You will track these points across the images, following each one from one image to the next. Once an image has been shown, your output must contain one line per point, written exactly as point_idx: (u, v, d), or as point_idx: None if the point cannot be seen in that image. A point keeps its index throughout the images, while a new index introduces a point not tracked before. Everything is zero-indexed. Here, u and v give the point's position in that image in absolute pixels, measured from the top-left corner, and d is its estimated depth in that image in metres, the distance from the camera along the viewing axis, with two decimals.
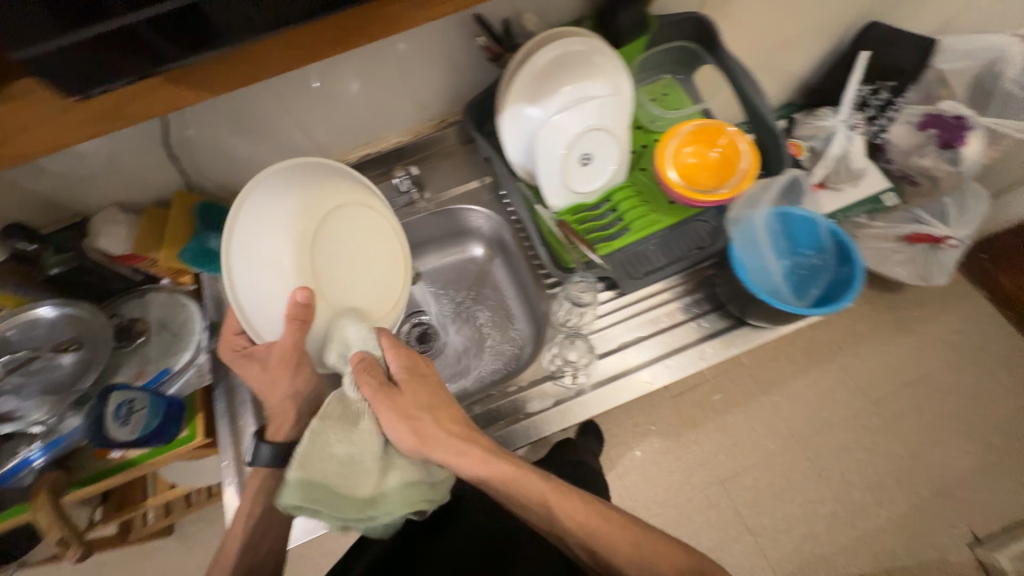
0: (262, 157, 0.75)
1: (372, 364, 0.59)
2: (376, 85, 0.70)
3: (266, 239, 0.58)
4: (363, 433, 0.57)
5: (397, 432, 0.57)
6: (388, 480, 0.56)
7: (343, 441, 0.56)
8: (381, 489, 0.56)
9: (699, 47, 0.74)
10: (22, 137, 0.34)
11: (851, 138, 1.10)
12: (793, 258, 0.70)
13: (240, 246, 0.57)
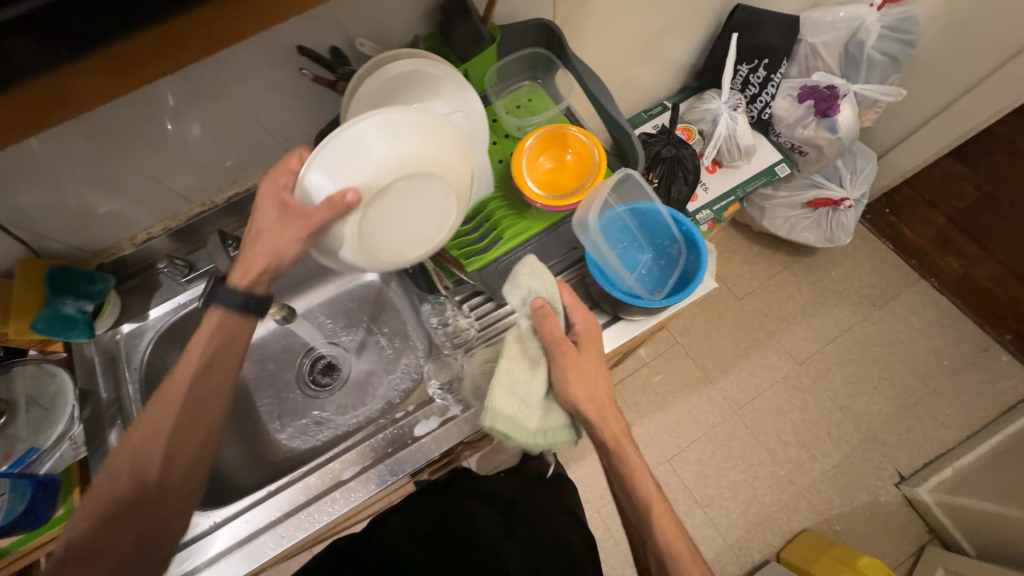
0: (114, 211, 0.72)
1: (553, 314, 0.63)
2: (219, 126, 0.68)
3: (388, 146, 0.54)
4: (539, 376, 0.64)
5: (576, 383, 0.65)
6: (553, 417, 0.66)
7: (525, 386, 0.64)
8: (550, 425, 0.66)
9: (549, 53, 0.75)
10: None
11: (734, 118, 1.14)
12: (653, 247, 0.69)
13: (351, 137, 0.53)
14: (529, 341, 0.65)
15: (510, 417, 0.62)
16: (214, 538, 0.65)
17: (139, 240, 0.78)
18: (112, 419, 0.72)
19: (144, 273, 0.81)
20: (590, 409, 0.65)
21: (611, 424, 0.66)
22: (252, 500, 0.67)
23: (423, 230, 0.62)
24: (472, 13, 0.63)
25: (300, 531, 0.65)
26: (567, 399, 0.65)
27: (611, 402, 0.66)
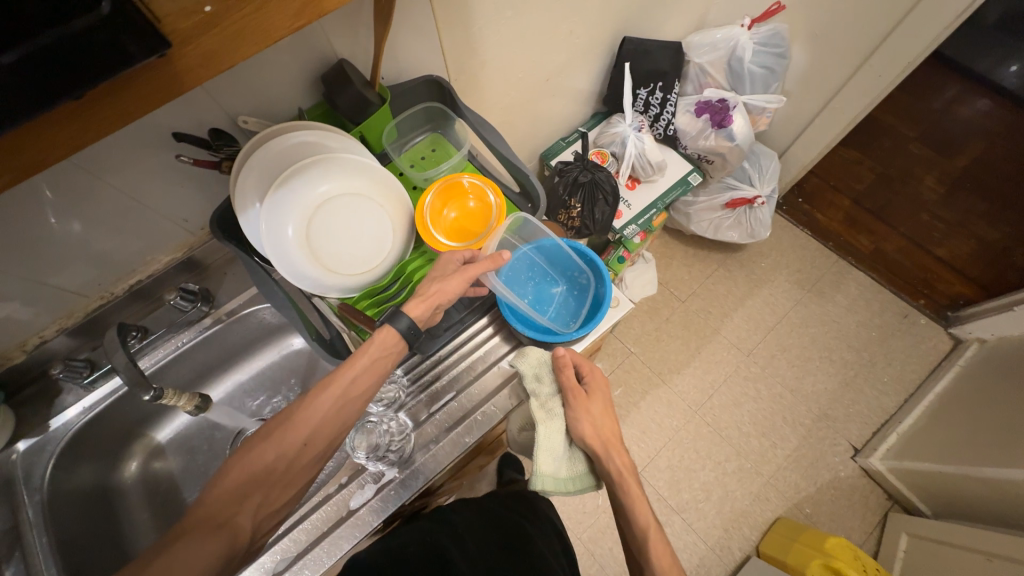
0: (0, 321, 0.66)
1: (562, 367, 0.68)
2: (109, 218, 0.65)
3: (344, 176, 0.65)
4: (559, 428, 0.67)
5: (587, 425, 0.67)
6: (578, 464, 0.68)
7: (550, 440, 0.66)
8: (575, 474, 0.67)
9: (442, 106, 0.78)
10: None
11: (641, 140, 1.22)
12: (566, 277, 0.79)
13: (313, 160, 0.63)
14: (550, 397, 0.68)
15: (542, 467, 0.65)
16: None
17: (31, 346, 0.72)
18: (5, 555, 0.64)
19: (45, 380, 0.75)
20: (602, 452, 0.67)
21: (621, 464, 0.66)
22: None
23: (364, 249, 0.67)
24: (353, 81, 0.65)
25: None
26: (583, 445, 0.67)
27: (617, 444, 0.68)
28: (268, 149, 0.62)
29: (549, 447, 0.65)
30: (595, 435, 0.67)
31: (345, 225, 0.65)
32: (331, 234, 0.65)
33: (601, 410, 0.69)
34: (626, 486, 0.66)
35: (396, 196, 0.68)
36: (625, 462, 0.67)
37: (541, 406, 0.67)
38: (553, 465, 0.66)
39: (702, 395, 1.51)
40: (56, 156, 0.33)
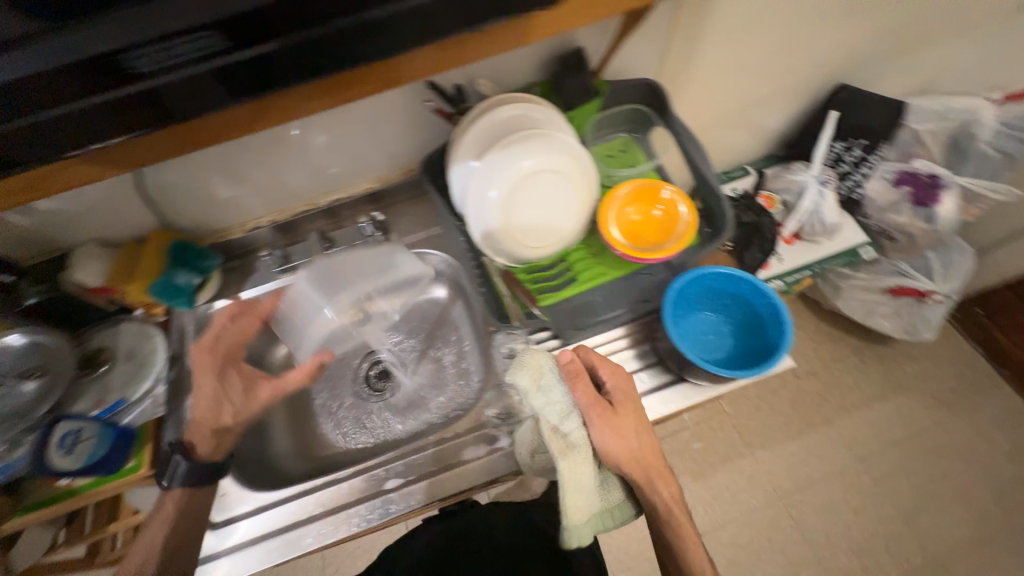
0: (239, 199, 0.80)
1: (580, 379, 0.64)
2: (345, 140, 0.76)
3: (552, 152, 0.65)
4: (585, 454, 0.61)
5: (618, 445, 0.62)
6: (613, 495, 0.65)
7: (581, 477, 0.60)
8: (611, 504, 0.65)
9: (649, 110, 0.77)
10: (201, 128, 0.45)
11: (824, 194, 1.11)
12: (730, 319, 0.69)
13: (528, 134, 0.65)
14: (572, 414, 0.62)
15: (574, 512, 0.60)
16: (235, 533, 0.69)
17: (248, 228, 0.86)
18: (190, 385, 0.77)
19: (245, 259, 0.88)
20: (643, 478, 0.64)
21: (666, 492, 0.65)
22: (288, 495, 0.71)
23: (551, 223, 0.69)
24: (586, 69, 0.67)
25: (318, 540, 0.68)
26: (614, 469, 0.64)
27: (661, 466, 0.65)
28: (498, 112, 0.66)
29: (578, 487, 0.60)
30: (631, 453, 0.63)
31: (541, 200, 0.67)
32: (527, 207, 0.67)
33: (636, 420, 0.65)
34: (672, 509, 0.65)
35: (590, 180, 0.69)
36: (666, 484, 0.65)
37: (558, 432, 0.61)
38: (589, 499, 0.62)
39: (792, 487, 1.36)
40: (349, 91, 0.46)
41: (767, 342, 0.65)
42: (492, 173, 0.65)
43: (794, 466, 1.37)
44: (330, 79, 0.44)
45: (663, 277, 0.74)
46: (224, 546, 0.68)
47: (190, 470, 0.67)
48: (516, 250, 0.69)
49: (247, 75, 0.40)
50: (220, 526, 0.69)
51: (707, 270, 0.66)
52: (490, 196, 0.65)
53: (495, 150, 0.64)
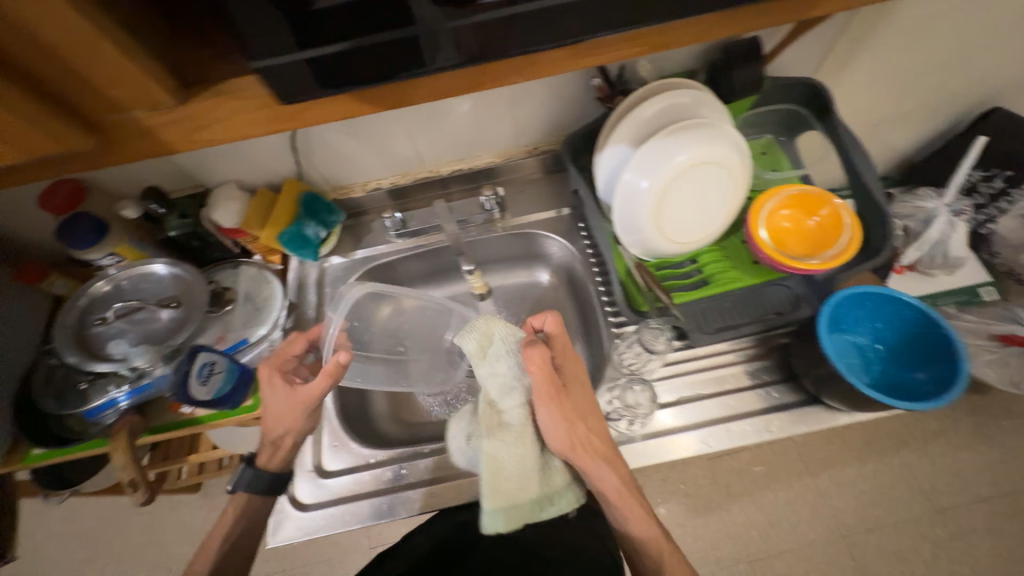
0: (368, 159, 0.80)
1: (539, 354, 0.56)
2: (485, 110, 0.74)
3: (713, 143, 0.61)
4: (522, 432, 0.57)
5: (556, 426, 0.55)
6: (556, 478, 0.58)
7: (519, 456, 0.56)
8: (554, 489, 0.58)
9: (809, 113, 0.72)
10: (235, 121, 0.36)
11: (954, 225, 1.00)
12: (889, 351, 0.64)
13: (689, 125, 0.61)
14: (515, 390, 0.58)
15: (507, 498, 0.55)
16: (320, 490, 0.66)
17: (368, 187, 0.86)
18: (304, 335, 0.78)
19: (359, 218, 0.89)
20: (593, 467, 0.56)
21: (615, 479, 0.56)
22: (380, 458, 0.69)
23: (700, 219, 0.66)
24: (763, 59, 0.63)
25: (409, 508, 0.65)
26: (557, 454, 0.57)
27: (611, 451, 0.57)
28: (650, 104, 0.63)
29: (518, 466, 0.56)
30: (568, 437, 0.56)
31: (694, 194, 0.64)
32: (681, 202, 0.64)
33: (583, 400, 0.59)
34: (625, 499, 0.57)
35: (744, 174, 0.65)
36: (615, 471, 0.57)
37: (494, 409, 0.58)
38: (530, 480, 0.56)
39: None
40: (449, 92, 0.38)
41: (904, 381, 0.63)
42: (651, 165, 0.61)
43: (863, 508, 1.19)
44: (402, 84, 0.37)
45: (803, 290, 0.69)
46: (305, 502, 0.66)
47: (254, 478, 0.62)
48: (662, 245, 0.67)
49: (372, 68, 0.34)
50: (301, 484, 0.67)
51: (878, 290, 0.61)
52: (647, 189, 0.62)
53: (654, 141, 0.61)
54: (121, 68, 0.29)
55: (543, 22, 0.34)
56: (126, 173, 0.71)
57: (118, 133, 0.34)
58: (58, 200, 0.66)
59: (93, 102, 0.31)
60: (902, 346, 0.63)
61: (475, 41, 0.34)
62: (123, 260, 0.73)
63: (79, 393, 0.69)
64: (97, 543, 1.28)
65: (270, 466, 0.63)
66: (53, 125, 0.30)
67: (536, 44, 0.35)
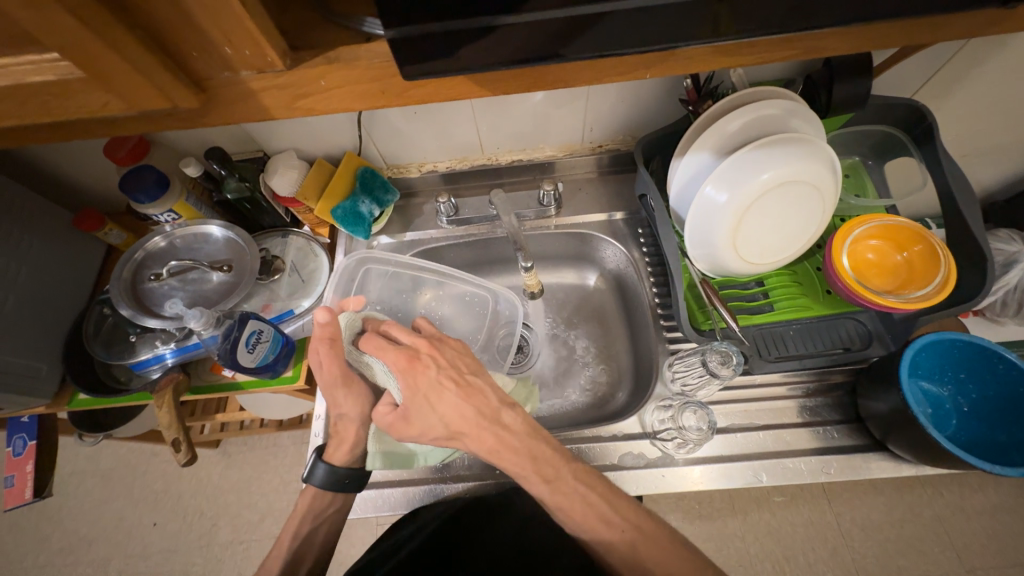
0: (428, 141, 0.77)
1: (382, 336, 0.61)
2: (557, 101, 0.70)
3: (803, 163, 0.57)
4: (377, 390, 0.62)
5: (427, 407, 0.56)
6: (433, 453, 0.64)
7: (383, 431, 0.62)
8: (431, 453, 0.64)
9: (907, 138, 0.66)
10: (337, 93, 0.34)
11: None
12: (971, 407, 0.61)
13: (780, 142, 0.56)
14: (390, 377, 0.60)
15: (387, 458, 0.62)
16: None
17: (424, 169, 0.84)
18: None
19: (409, 199, 0.87)
20: (499, 459, 0.55)
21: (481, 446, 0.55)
22: None
23: (776, 241, 0.62)
24: (873, 76, 0.57)
25: (436, 501, 0.64)
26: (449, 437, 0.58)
27: (531, 438, 0.56)
28: (737, 115, 0.58)
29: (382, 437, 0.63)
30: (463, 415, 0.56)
31: (774, 214, 0.60)
32: (759, 223, 0.60)
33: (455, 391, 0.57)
34: (556, 492, 0.53)
35: (831, 197, 0.61)
36: (535, 464, 0.54)
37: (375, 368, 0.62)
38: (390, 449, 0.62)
39: None
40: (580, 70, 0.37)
41: (982, 440, 0.59)
42: (734, 182, 0.57)
43: (884, 554, 1.03)
44: (533, 68, 0.36)
45: (876, 327, 0.65)
46: None
47: (328, 475, 0.60)
48: (731, 265, 0.63)
49: (510, 45, 0.33)
50: None
51: (972, 341, 0.58)
52: (725, 207, 0.58)
53: (740, 157, 0.56)
54: (248, 27, 0.28)
55: (602, 24, 0.33)
56: (190, 131, 0.70)
57: (223, 95, 0.33)
58: (124, 152, 0.66)
59: (211, 60, 0.30)
60: (989, 405, 0.60)
61: (535, 39, 0.32)
62: (180, 218, 0.73)
63: (127, 344, 0.70)
64: (118, 484, 1.32)
65: (336, 460, 0.62)
66: (170, 80, 0.30)
67: (595, 50, 0.34)
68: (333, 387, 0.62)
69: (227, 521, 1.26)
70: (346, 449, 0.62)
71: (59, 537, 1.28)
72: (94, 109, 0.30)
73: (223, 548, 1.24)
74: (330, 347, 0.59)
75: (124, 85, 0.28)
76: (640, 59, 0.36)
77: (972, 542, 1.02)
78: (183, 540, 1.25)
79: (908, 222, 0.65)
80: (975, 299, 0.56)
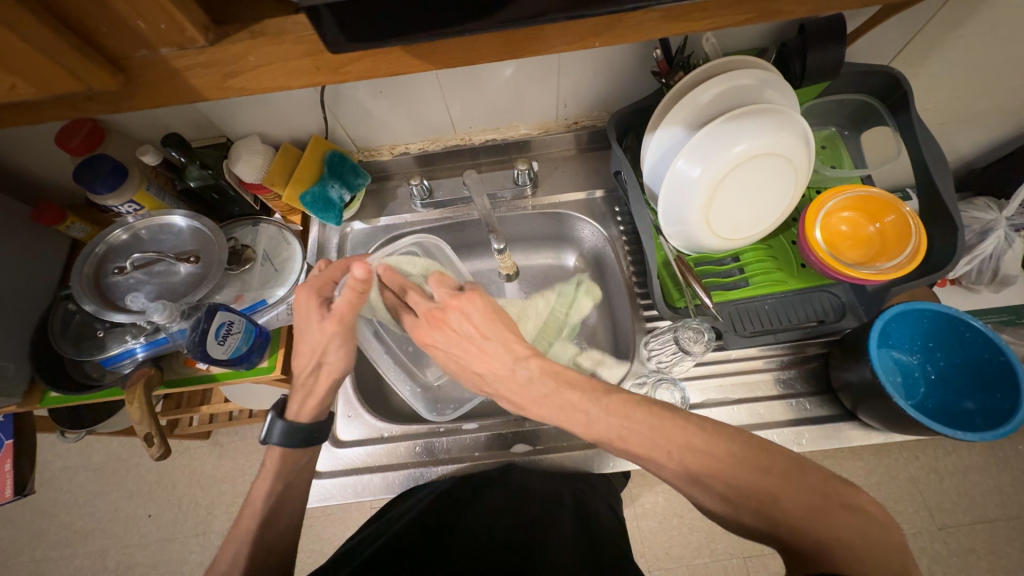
0: (397, 122, 0.75)
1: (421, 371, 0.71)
2: (527, 76, 0.68)
3: (776, 135, 0.56)
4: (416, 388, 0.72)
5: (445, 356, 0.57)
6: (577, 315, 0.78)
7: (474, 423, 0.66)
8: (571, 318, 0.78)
9: (882, 106, 0.65)
10: (267, 69, 0.36)
11: (1011, 240, 0.89)
12: (937, 375, 0.62)
13: (753, 114, 0.55)
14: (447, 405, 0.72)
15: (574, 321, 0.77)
16: (332, 458, 0.66)
17: (396, 151, 0.82)
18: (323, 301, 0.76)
19: (383, 182, 0.85)
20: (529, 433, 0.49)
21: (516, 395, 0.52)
22: (390, 433, 0.68)
23: (751, 216, 0.62)
24: (845, 42, 0.56)
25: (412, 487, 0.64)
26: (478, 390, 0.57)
27: (553, 384, 0.50)
28: (709, 87, 0.56)
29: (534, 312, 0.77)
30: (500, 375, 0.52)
31: (748, 189, 0.59)
32: (733, 198, 0.59)
33: (469, 341, 0.54)
34: None
35: (804, 170, 0.60)
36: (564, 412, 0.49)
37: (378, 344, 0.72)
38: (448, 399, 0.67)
39: None
40: (511, 42, 0.37)
41: (947, 408, 0.61)
42: (706, 156, 0.56)
43: None
44: (471, 36, 0.36)
45: (850, 299, 0.65)
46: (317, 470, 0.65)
47: (288, 433, 0.57)
48: (706, 241, 0.63)
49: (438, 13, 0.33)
50: None
51: (941, 310, 0.59)
52: (699, 182, 0.57)
53: (712, 130, 0.55)
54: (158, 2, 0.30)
55: None
56: (146, 116, 0.68)
57: (142, 74, 0.35)
58: (77, 140, 0.63)
59: (125, 39, 0.33)
60: (956, 373, 0.61)
61: (464, 11, 0.33)
62: (142, 208, 0.71)
63: (96, 340, 0.68)
64: (110, 477, 1.32)
65: (302, 417, 0.59)
66: (80, 61, 0.32)
67: (530, 17, 0.34)
68: (324, 328, 0.58)
69: (221, 509, 1.27)
70: (313, 406, 0.60)
71: (54, 532, 1.28)
72: (4, 92, 0.32)
73: (220, 535, 1.25)
74: (358, 295, 0.56)
75: (40, 71, 0.31)
76: (571, 29, 0.37)
77: (946, 501, 1.05)
78: (178, 528, 1.27)
79: (883, 193, 0.65)
80: (947, 268, 0.56)
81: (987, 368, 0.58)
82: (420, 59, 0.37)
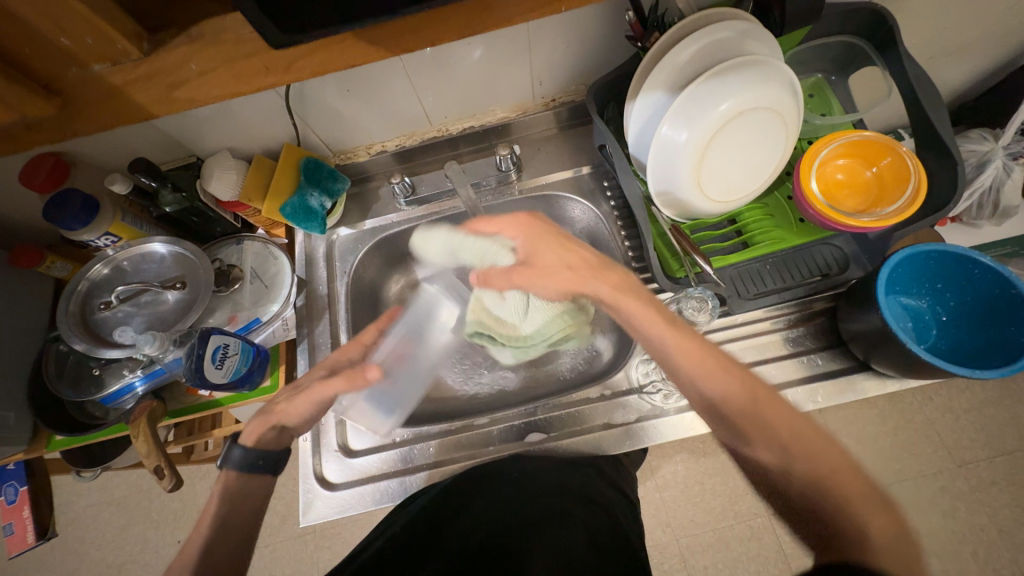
0: (370, 119, 0.72)
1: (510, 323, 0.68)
2: (497, 56, 0.65)
3: (762, 89, 0.53)
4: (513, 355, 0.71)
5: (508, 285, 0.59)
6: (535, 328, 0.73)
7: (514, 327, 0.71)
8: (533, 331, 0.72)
9: (868, 46, 0.62)
10: (211, 76, 0.34)
11: (1010, 170, 0.86)
12: (948, 318, 0.61)
13: (736, 68, 0.52)
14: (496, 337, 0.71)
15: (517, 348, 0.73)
16: (347, 468, 0.65)
17: (373, 150, 0.79)
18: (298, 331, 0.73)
19: (364, 185, 0.83)
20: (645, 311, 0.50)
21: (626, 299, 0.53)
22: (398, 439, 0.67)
23: (742, 175, 0.60)
24: None
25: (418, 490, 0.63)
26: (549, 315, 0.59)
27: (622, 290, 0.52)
28: (688, 43, 0.54)
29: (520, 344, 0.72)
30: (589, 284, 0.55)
31: (738, 147, 0.57)
32: (723, 159, 0.57)
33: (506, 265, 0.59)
34: None
35: (794, 122, 0.58)
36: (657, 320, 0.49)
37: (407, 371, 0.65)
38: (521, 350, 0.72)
39: None
40: (459, 17, 0.35)
41: (962, 349, 0.60)
42: (691, 118, 0.54)
43: (881, 460, 1.06)
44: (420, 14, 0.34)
45: (853, 250, 0.63)
46: (332, 481, 0.65)
47: (243, 457, 0.54)
48: (700, 206, 0.61)
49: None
50: (327, 464, 0.66)
51: (946, 250, 0.58)
52: (686, 146, 0.55)
53: (696, 91, 0.53)
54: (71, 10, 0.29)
55: None
56: (109, 143, 0.65)
57: (80, 94, 0.34)
58: (41, 177, 0.61)
59: (52, 58, 0.32)
60: (967, 313, 0.60)
61: None
62: (120, 239, 0.69)
63: (93, 378, 0.67)
64: (134, 510, 1.33)
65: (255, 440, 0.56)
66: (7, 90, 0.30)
67: None
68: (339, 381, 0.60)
69: None
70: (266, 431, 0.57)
71: (87, 568, 1.29)
72: None
73: None
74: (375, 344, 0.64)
75: None
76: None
77: (963, 438, 1.05)
78: None
79: (876, 134, 0.63)
80: (951, 204, 0.53)
81: (999, 305, 0.56)
82: (372, 45, 0.35)
